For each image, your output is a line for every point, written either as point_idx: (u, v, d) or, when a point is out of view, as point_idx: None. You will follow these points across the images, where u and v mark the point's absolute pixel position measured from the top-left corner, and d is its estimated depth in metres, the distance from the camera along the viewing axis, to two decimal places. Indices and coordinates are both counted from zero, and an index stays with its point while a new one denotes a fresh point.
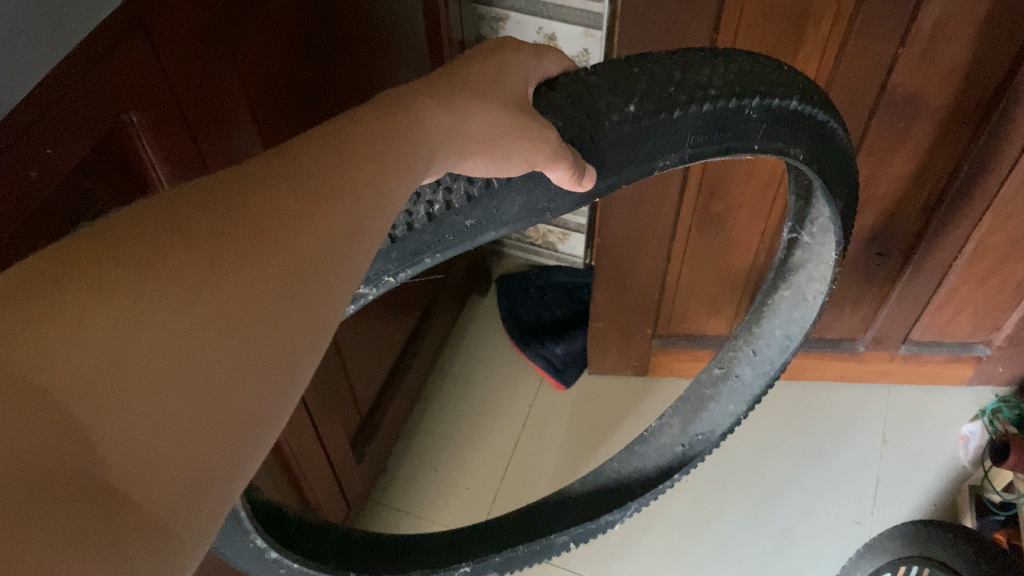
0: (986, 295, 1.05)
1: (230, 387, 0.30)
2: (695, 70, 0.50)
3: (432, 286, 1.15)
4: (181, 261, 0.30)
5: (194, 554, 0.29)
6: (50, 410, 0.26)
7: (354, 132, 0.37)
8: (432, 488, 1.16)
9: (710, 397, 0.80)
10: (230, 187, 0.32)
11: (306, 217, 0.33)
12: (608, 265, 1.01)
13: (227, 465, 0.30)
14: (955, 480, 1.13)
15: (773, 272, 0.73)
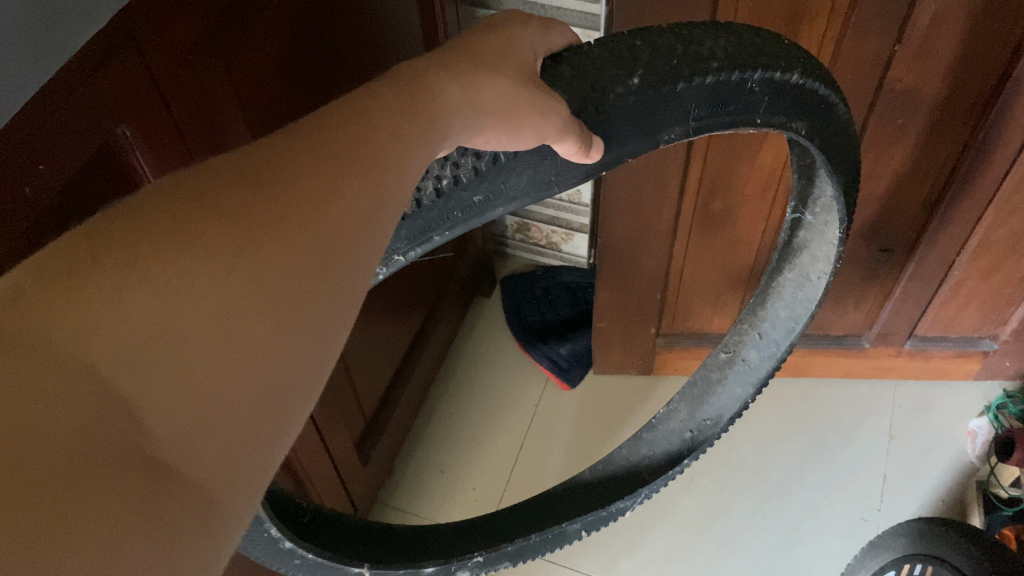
0: (991, 290, 1.05)
1: (266, 360, 0.31)
2: (696, 43, 0.50)
3: (435, 290, 1.16)
4: (214, 237, 0.30)
5: (240, 521, 0.30)
6: (97, 387, 0.27)
7: (370, 106, 0.37)
8: (438, 488, 1.17)
9: (717, 381, 0.80)
10: (256, 163, 0.32)
11: (330, 192, 0.33)
12: (609, 264, 1.01)
13: (266, 435, 0.31)
14: (962, 476, 1.13)
15: (776, 254, 0.73)
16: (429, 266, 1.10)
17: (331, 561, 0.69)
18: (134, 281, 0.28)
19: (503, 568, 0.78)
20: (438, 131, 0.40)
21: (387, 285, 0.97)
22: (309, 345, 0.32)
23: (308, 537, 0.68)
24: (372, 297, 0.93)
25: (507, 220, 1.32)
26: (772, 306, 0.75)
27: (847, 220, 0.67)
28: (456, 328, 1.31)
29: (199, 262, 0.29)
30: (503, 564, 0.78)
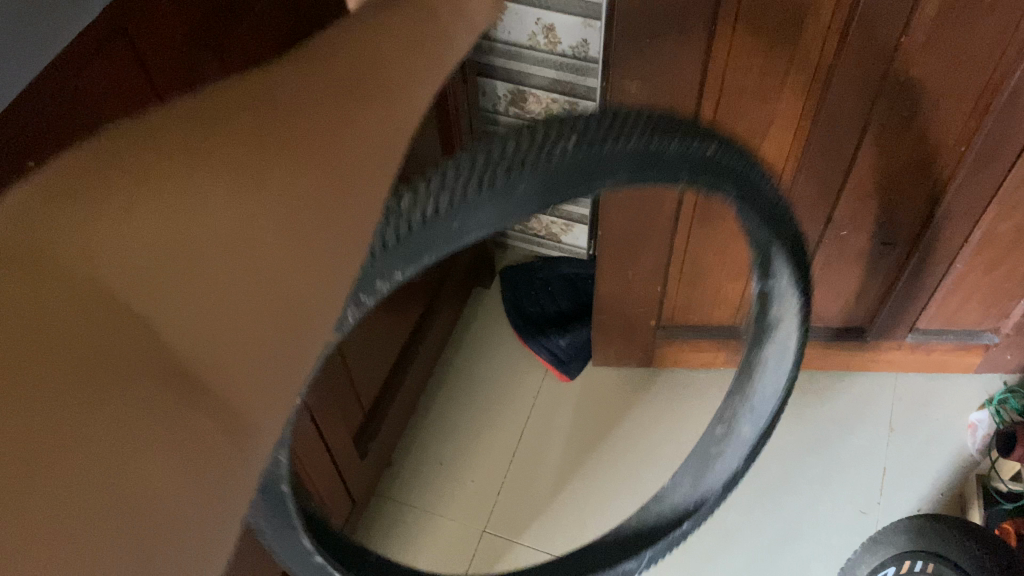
0: (992, 283, 1.04)
1: (284, 275, 0.35)
2: (615, 116, 0.51)
3: (434, 282, 1.15)
4: (235, 164, 0.34)
5: (260, 423, 0.35)
6: (118, 306, 0.30)
7: (358, 46, 0.40)
8: (437, 481, 1.17)
9: (715, 456, 0.78)
10: (261, 96, 0.36)
11: (335, 120, 0.38)
12: (610, 256, 1.01)
13: (279, 344, 0.35)
14: (962, 470, 1.13)
15: (753, 328, 0.71)
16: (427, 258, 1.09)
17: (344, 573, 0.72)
18: (150, 211, 0.31)
19: None
20: (424, 94, 0.43)
21: None
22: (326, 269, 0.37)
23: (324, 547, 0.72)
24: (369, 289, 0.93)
25: None
26: (759, 381, 0.73)
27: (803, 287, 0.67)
28: (455, 320, 1.30)
29: (214, 194, 0.33)
30: None
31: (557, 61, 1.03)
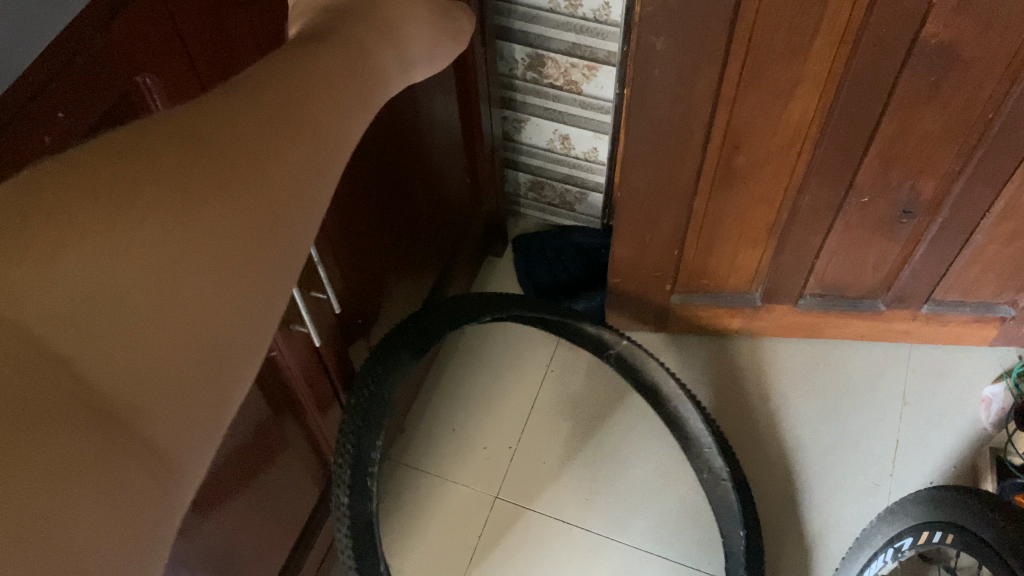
0: (1012, 257, 1.03)
1: (214, 310, 0.37)
2: None
3: (446, 249, 1.14)
4: (155, 198, 0.34)
5: (177, 457, 0.35)
6: (32, 348, 0.30)
7: (310, 74, 0.43)
8: (448, 448, 1.17)
9: None
10: (189, 130, 0.37)
11: (275, 152, 0.40)
12: (629, 217, 1.00)
13: (212, 377, 0.37)
14: (975, 442, 1.13)
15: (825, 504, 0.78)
16: (442, 221, 1.09)
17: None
18: (72, 258, 0.31)
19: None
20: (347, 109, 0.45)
21: (401, 235, 0.96)
22: (262, 310, 0.40)
23: None
24: (385, 250, 0.92)
25: (520, 176, 1.31)
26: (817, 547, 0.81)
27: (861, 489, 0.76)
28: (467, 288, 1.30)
29: (131, 234, 0.33)
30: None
31: (577, 24, 1.02)
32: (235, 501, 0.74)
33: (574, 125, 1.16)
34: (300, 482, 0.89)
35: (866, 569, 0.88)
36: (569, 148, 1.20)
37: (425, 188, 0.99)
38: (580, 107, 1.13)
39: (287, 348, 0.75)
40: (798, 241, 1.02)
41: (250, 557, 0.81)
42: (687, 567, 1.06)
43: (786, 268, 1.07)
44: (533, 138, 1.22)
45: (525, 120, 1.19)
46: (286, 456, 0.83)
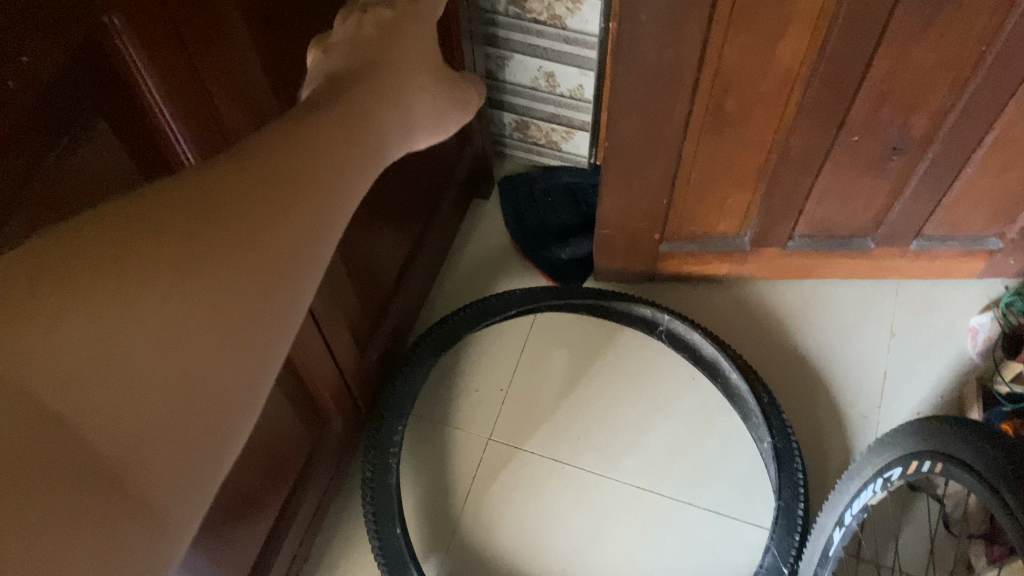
0: (1002, 190, 1.03)
1: (217, 369, 0.38)
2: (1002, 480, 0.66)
3: (431, 194, 1.12)
4: (155, 265, 0.35)
5: (184, 514, 0.36)
6: (35, 410, 0.30)
7: (316, 134, 0.46)
8: (441, 393, 1.18)
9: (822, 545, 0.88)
10: (192, 193, 0.38)
11: (278, 209, 0.41)
12: (618, 163, 0.98)
13: (219, 436, 0.38)
14: (962, 373, 1.14)
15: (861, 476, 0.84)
16: (426, 167, 1.07)
17: None
18: (73, 325, 0.32)
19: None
20: (349, 166, 0.47)
21: (385, 186, 0.94)
22: (263, 369, 0.41)
23: None
24: (369, 202, 0.91)
25: (505, 117, 1.29)
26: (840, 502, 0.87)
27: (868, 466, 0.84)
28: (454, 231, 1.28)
29: (135, 295, 0.34)
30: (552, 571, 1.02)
31: None
32: None
33: (559, 63, 1.13)
34: (293, 439, 0.89)
35: (855, 501, 0.85)
36: (555, 85, 1.18)
37: None
38: (564, 42, 1.10)
39: None
40: (788, 182, 1.01)
41: (243, 513, 0.82)
42: (679, 502, 1.07)
43: (776, 210, 1.06)
44: (517, 76, 1.19)
45: (508, 58, 1.16)
46: (278, 415, 0.83)
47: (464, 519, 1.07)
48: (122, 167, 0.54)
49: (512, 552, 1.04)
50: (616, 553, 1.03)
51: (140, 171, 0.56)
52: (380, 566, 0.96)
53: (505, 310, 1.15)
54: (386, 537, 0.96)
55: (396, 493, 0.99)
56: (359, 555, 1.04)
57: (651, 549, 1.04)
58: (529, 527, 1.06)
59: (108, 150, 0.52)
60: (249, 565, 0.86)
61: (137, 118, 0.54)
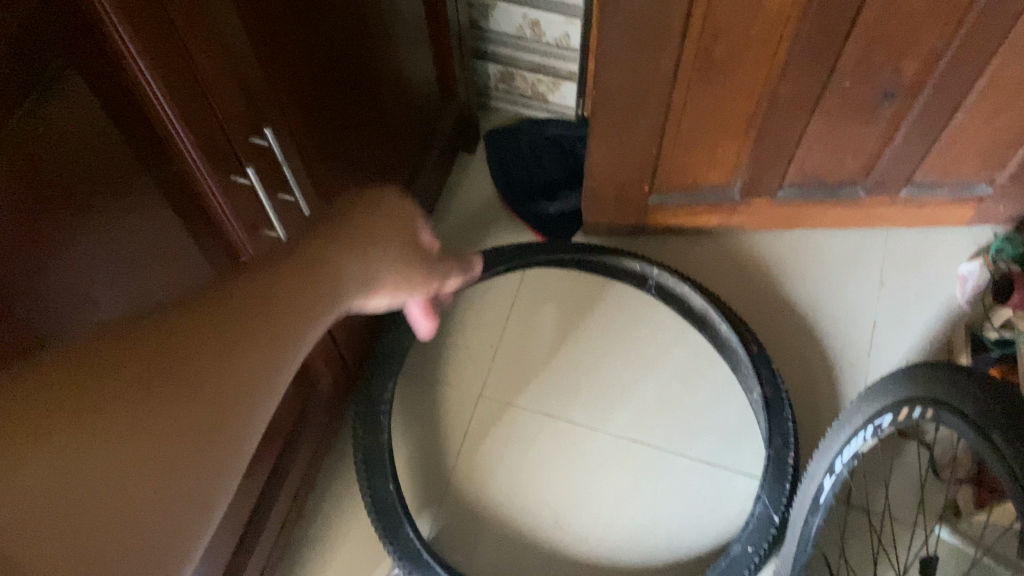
0: (994, 134, 1.02)
1: (136, 530, 0.36)
2: (987, 417, 0.67)
3: (415, 148, 1.10)
4: (82, 430, 0.35)
5: None
6: None
7: (269, 285, 0.46)
8: (432, 350, 1.17)
9: (811, 493, 0.89)
10: (134, 347, 0.38)
11: (220, 363, 0.41)
12: (605, 113, 0.97)
13: None
14: (950, 321, 1.14)
15: (851, 431, 0.85)
16: (410, 120, 1.05)
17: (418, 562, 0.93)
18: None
19: (550, 542, 1.02)
20: (304, 323, 0.47)
21: (369, 141, 0.92)
22: (190, 527, 0.39)
23: (415, 555, 0.94)
24: (353, 157, 0.89)
25: (490, 69, 1.26)
26: (828, 452, 0.87)
27: (854, 422, 0.84)
28: (440, 186, 1.26)
29: (63, 458, 0.34)
30: (552, 530, 1.03)
31: None
32: None
33: (544, 11, 1.11)
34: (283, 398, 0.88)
35: (846, 448, 0.85)
36: (540, 34, 1.15)
37: (392, 90, 0.95)
38: None
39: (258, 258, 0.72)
40: (778, 130, 0.99)
41: None
42: (670, 454, 1.08)
43: (766, 159, 1.05)
44: (502, 26, 1.16)
45: (493, 6, 1.13)
46: None
47: (456, 475, 1.07)
48: (97, 124, 0.50)
49: (506, 506, 1.04)
50: (608, 505, 1.04)
51: (116, 132, 0.52)
52: (374, 523, 0.96)
53: (494, 266, 1.14)
54: (379, 494, 0.97)
55: (388, 450, 0.99)
56: (354, 511, 1.05)
57: (643, 501, 1.04)
58: (521, 481, 1.06)
59: (80, 107, 0.48)
60: (243, 524, 0.86)
61: (109, 72, 0.50)
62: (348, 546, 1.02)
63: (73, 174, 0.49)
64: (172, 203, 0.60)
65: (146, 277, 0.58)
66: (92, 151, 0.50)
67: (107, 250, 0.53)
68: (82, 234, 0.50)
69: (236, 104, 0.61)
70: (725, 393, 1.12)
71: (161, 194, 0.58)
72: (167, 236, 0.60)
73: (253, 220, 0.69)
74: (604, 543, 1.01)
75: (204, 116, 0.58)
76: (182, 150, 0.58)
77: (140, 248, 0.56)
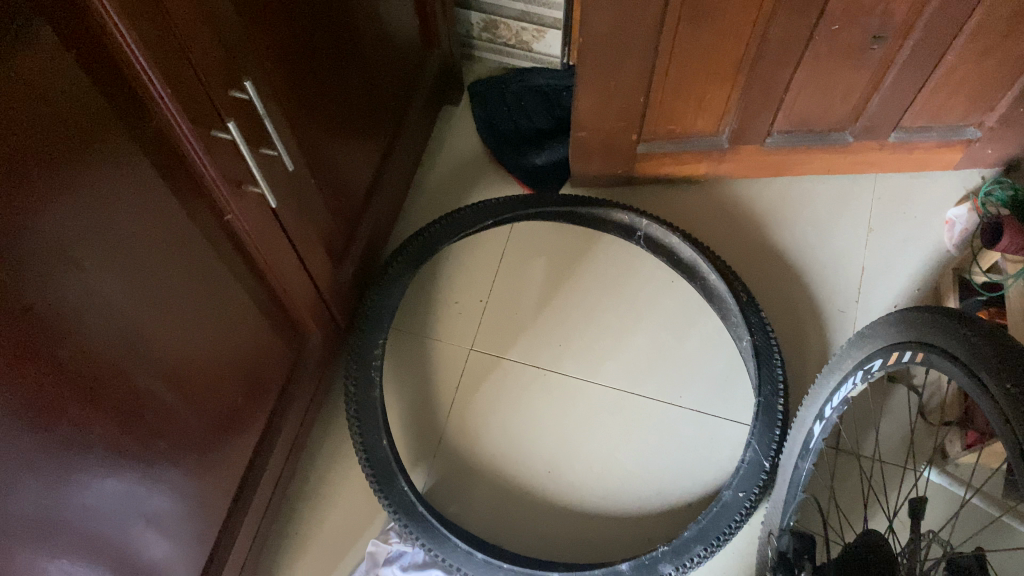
0: (983, 76, 1.01)
1: None
2: (979, 358, 0.67)
3: (398, 99, 1.08)
4: None
5: None
6: None
7: None
8: (421, 305, 1.17)
9: (801, 439, 0.90)
10: None
11: None
12: (592, 61, 0.95)
13: None
14: (938, 265, 1.15)
15: (840, 377, 0.85)
16: (392, 71, 1.03)
17: (415, 516, 0.94)
18: None
19: (546, 492, 1.03)
20: None
21: (351, 93, 0.91)
22: None
23: (411, 509, 0.94)
24: (335, 111, 0.87)
25: (473, 17, 1.24)
26: (818, 397, 0.88)
27: (844, 366, 0.84)
28: (425, 139, 1.24)
29: None
30: (547, 480, 1.04)
31: None
32: (201, 384, 0.73)
33: None
34: (273, 357, 0.88)
35: (835, 394, 0.86)
36: None
37: (373, 41, 0.93)
38: None
39: (243, 215, 0.71)
40: (765, 74, 0.98)
41: (228, 430, 0.81)
42: (661, 403, 1.08)
43: (754, 105, 1.04)
44: None
45: None
46: (256, 334, 0.82)
47: (449, 428, 1.07)
48: (67, 77, 0.48)
49: (499, 458, 1.05)
50: (601, 455, 1.05)
51: (93, 87, 0.50)
52: (369, 478, 0.96)
53: (483, 220, 1.13)
54: (372, 449, 0.97)
55: (379, 405, 0.99)
56: (348, 466, 1.05)
57: (634, 449, 1.05)
58: (513, 433, 1.07)
59: (51, 60, 0.46)
60: (238, 482, 0.86)
61: (80, 23, 0.48)
62: (343, 501, 1.03)
63: (48, 133, 0.47)
64: (155, 161, 0.58)
65: (129, 236, 0.57)
66: (64, 106, 0.48)
67: (83, 207, 0.51)
68: (54, 192, 0.48)
69: (213, 57, 0.60)
70: (714, 342, 1.12)
71: (143, 152, 0.56)
72: (152, 196, 0.58)
73: (235, 175, 0.68)
74: (597, 492, 1.03)
75: (174, 66, 0.56)
76: (160, 105, 0.56)
77: (120, 205, 0.55)
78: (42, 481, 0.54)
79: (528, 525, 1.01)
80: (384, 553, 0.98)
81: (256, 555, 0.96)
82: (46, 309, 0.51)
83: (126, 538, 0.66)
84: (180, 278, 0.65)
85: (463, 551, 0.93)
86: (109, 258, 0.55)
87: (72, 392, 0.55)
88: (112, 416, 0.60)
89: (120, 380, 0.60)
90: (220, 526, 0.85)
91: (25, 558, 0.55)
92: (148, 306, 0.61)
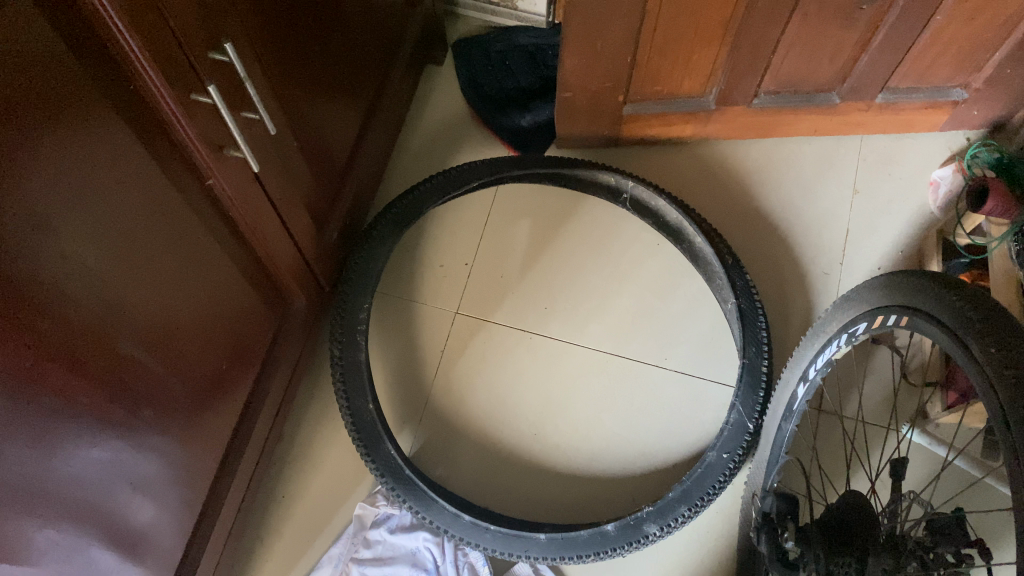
0: (972, 36, 1.00)
1: None
2: (965, 321, 0.67)
3: (381, 58, 1.06)
4: None
5: None
6: None
7: None
8: (406, 267, 1.16)
9: (785, 400, 0.90)
10: None
11: None
12: (578, 20, 0.93)
13: None
14: (922, 226, 1.15)
15: (825, 340, 0.85)
16: (374, 29, 1.00)
17: (404, 478, 0.94)
18: None
19: (535, 452, 1.04)
20: None
21: (331, 53, 0.88)
22: None
23: (398, 472, 0.95)
24: (316, 71, 0.85)
25: None
26: (803, 359, 0.88)
27: (830, 330, 0.85)
28: (408, 99, 1.23)
29: None
30: (535, 442, 1.04)
31: None
32: (185, 350, 0.72)
33: None
34: (258, 321, 0.88)
35: (819, 355, 0.86)
36: None
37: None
38: None
39: (225, 179, 0.70)
40: (752, 35, 0.97)
41: (215, 395, 0.81)
42: (646, 365, 1.09)
43: (741, 65, 1.03)
44: None
45: None
46: (240, 299, 0.81)
47: (435, 391, 1.08)
48: (42, 40, 0.46)
49: (485, 421, 1.06)
50: (585, 416, 1.06)
51: (69, 52, 0.49)
52: (356, 441, 0.96)
53: (467, 182, 1.11)
54: (359, 411, 0.97)
55: (366, 367, 0.98)
56: (335, 428, 1.05)
57: (619, 411, 1.06)
58: (500, 395, 1.07)
59: (25, 24, 0.45)
60: (224, 446, 0.86)
61: None
62: (330, 462, 1.04)
63: (19, 100, 0.45)
64: (132, 125, 0.56)
65: (109, 203, 0.56)
66: (35, 71, 0.46)
67: (61, 173, 0.50)
68: (27, 161, 0.47)
69: (191, 18, 0.58)
70: (699, 304, 1.12)
71: (121, 114, 0.55)
72: (132, 162, 0.57)
73: (215, 137, 0.66)
74: (582, 452, 1.03)
75: (152, 27, 0.54)
76: (137, 68, 0.55)
77: (98, 170, 0.54)
78: (29, 450, 0.54)
79: (515, 487, 1.02)
80: (371, 515, 0.99)
81: (245, 517, 0.96)
82: (25, 278, 0.50)
83: (114, 504, 0.66)
84: (162, 243, 0.64)
85: (450, 513, 0.93)
86: (89, 225, 0.54)
87: (55, 360, 0.54)
88: (95, 383, 0.59)
89: (103, 347, 0.59)
90: (207, 490, 0.85)
91: (11, 524, 0.55)
92: (130, 274, 0.60)
